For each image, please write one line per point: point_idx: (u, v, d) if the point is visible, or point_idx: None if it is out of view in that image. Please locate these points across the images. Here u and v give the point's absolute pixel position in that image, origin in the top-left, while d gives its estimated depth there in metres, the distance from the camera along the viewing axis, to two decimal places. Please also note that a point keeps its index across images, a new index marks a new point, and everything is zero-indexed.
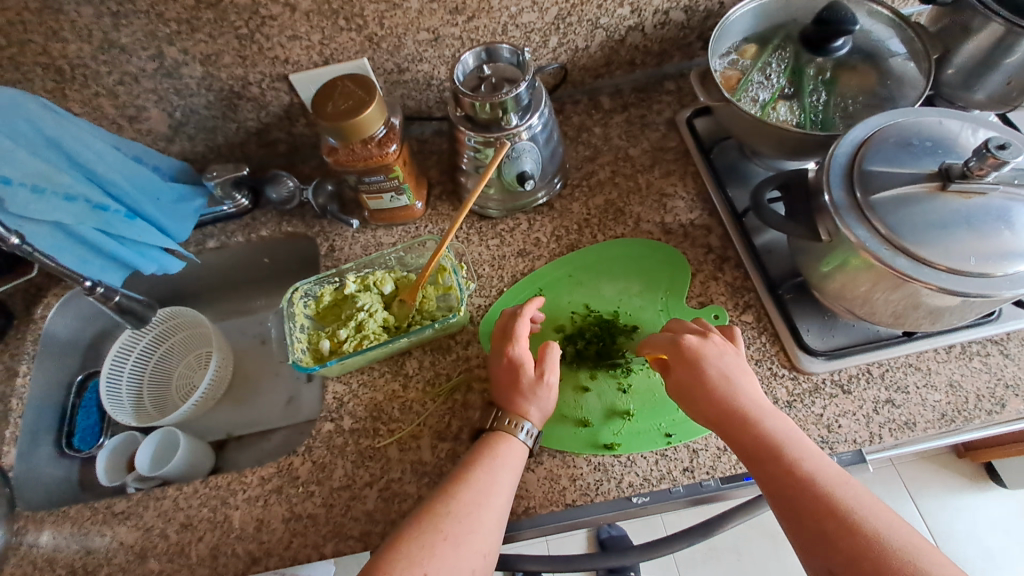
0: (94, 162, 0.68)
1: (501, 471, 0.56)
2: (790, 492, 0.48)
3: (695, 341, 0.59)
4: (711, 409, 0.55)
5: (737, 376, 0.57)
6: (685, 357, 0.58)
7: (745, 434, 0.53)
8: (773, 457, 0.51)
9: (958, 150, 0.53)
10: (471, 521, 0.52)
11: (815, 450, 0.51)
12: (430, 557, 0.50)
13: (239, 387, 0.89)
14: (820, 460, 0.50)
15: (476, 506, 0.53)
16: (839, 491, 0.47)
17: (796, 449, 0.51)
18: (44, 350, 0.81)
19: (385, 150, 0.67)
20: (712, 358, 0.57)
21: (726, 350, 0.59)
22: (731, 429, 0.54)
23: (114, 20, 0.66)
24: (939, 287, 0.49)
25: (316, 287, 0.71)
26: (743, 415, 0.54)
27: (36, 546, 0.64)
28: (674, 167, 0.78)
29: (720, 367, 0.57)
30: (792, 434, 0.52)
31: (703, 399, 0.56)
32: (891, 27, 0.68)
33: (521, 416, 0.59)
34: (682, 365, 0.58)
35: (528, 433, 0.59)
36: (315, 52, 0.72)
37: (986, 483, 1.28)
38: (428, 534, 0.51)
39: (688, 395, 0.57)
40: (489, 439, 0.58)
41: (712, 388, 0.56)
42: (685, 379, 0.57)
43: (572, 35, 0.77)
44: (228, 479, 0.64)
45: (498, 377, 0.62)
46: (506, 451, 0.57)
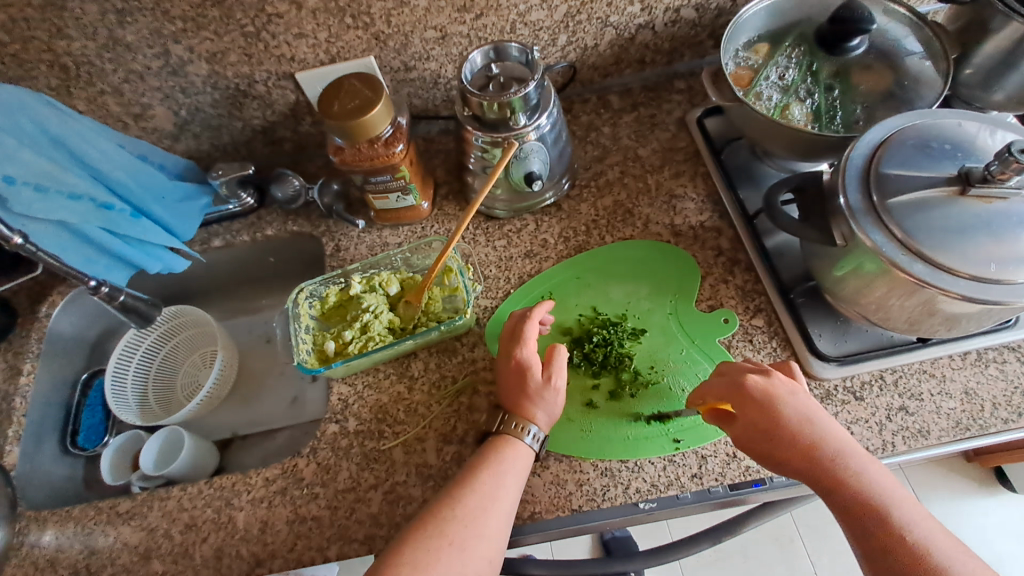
0: (98, 160, 0.68)
1: (508, 475, 0.55)
2: (873, 536, 0.49)
3: (762, 382, 0.55)
4: (789, 457, 0.52)
5: (811, 415, 0.54)
6: (754, 400, 0.54)
7: (827, 479, 0.51)
8: (864, 512, 0.49)
9: (978, 152, 0.52)
10: (478, 526, 0.52)
11: (898, 490, 0.51)
12: (435, 562, 0.49)
13: (244, 387, 0.89)
14: (896, 494, 0.50)
15: (484, 510, 0.52)
16: (917, 532, 0.48)
17: (879, 491, 0.50)
18: (49, 348, 0.81)
19: (392, 150, 0.66)
20: (787, 399, 0.54)
21: (797, 390, 0.55)
22: (811, 476, 0.52)
23: (119, 18, 0.66)
24: (957, 294, 0.48)
25: (321, 287, 0.70)
26: (820, 460, 0.52)
27: (40, 545, 0.64)
28: (684, 167, 0.77)
29: (794, 408, 0.54)
30: (871, 471, 0.51)
31: (781, 448, 0.53)
32: (908, 25, 0.67)
33: (527, 420, 0.58)
34: (754, 409, 0.54)
35: (534, 437, 0.58)
36: (322, 50, 0.72)
37: (996, 488, 1.26)
38: (435, 539, 0.50)
39: (765, 441, 0.54)
40: (494, 442, 0.58)
41: (787, 434, 0.53)
42: (760, 424, 0.54)
43: (582, 34, 0.75)
44: (232, 480, 0.64)
45: (504, 381, 0.61)
46: (512, 455, 0.57)
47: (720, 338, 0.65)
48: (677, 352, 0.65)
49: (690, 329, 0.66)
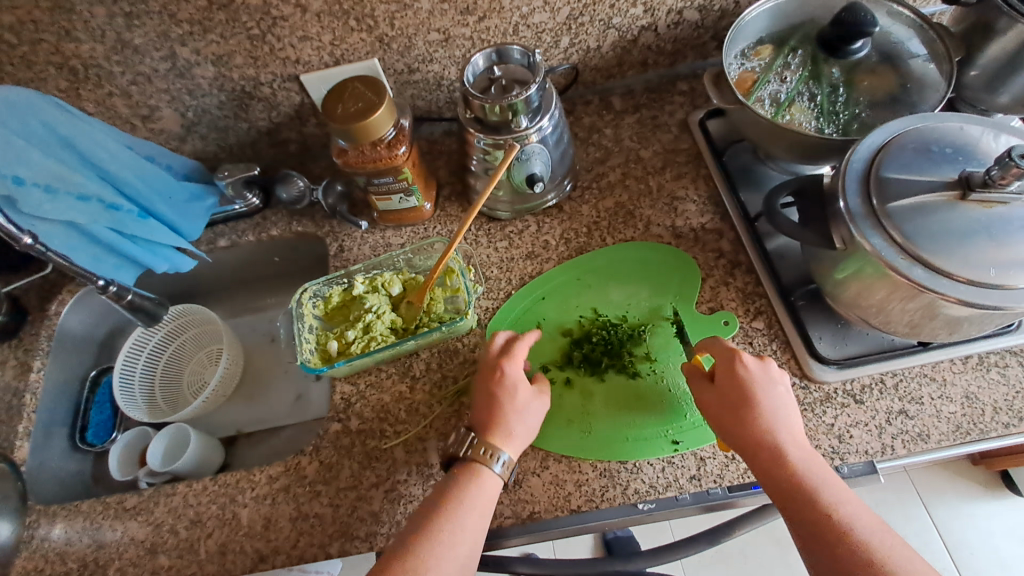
0: (106, 161, 0.69)
1: (484, 487, 0.55)
2: (808, 519, 0.50)
3: (753, 364, 0.57)
4: (750, 433, 0.54)
5: (781, 402, 0.56)
6: (736, 377, 0.56)
7: (778, 462, 0.53)
8: (810, 495, 0.51)
9: (979, 156, 0.52)
10: (454, 536, 0.52)
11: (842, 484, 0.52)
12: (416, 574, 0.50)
13: (249, 385, 0.90)
14: (838, 488, 0.51)
15: (460, 519, 0.53)
16: (857, 523, 0.49)
17: (823, 480, 0.52)
18: (58, 346, 0.82)
19: (395, 152, 0.67)
20: (765, 384, 0.56)
21: (778, 379, 0.57)
22: (758, 457, 0.53)
23: (127, 21, 0.67)
24: (956, 298, 0.48)
25: (324, 287, 0.71)
26: (771, 443, 0.54)
27: (49, 539, 0.65)
28: (685, 169, 0.77)
29: (771, 394, 0.56)
30: (817, 463, 0.53)
31: (742, 424, 0.55)
32: (912, 27, 0.67)
33: (497, 445, 0.57)
34: (733, 384, 0.56)
35: (503, 464, 0.56)
36: (326, 52, 0.72)
37: (1002, 492, 1.25)
38: (413, 554, 0.51)
39: (728, 414, 0.55)
40: (464, 467, 0.56)
41: (755, 413, 0.55)
42: (732, 398, 0.56)
43: (584, 35, 0.76)
44: (236, 477, 0.65)
45: (478, 403, 0.60)
46: (482, 480, 0.56)
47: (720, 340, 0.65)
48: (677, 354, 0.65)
49: (691, 331, 0.66)
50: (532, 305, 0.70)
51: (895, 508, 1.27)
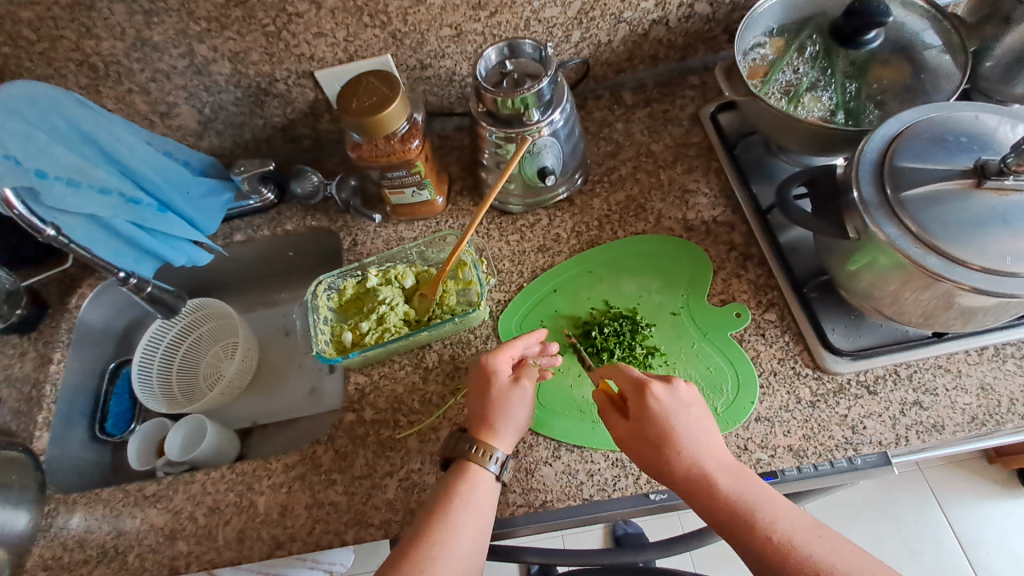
0: (126, 156, 0.70)
1: (474, 490, 0.55)
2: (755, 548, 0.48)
3: (661, 391, 0.55)
4: (674, 467, 0.53)
5: (696, 428, 0.54)
6: (648, 406, 0.54)
7: (706, 495, 0.51)
8: (745, 522, 0.49)
9: (995, 145, 0.51)
10: (449, 546, 0.51)
11: (771, 496, 0.51)
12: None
13: (264, 378, 0.91)
14: (775, 503, 0.50)
15: (456, 530, 0.52)
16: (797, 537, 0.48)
17: (749, 500, 0.50)
18: (79, 338, 0.84)
19: (408, 145, 0.67)
20: (675, 412, 0.54)
21: (676, 403, 0.55)
22: (696, 489, 0.52)
23: (146, 18, 0.68)
24: (971, 286, 0.48)
25: (339, 280, 0.72)
26: (698, 473, 0.52)
27: (69, 526, 0.66)
28: (697, 163, 0.77)
29: (684, 421, 0.54)
30: (746, 481, 0.52)
31: (665, 458, 0.53)
32: (926, 18, 0.66)
33: (491, 445, 0.57)
34: (644, 416, 0.55)
35: (497, 462, 0.57)
36: (340, 49, 0.73)
37: (1018, 491, 1.24)
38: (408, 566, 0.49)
39: (648, 449, 0.54)
40: (457, 470, 0.56)
41: (675, 444, 0.53)
42: (648, 433, 0.54)
43: (595, 30, 0.76)
44: (253, 466, 0.66)
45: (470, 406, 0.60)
46: (474, 482, 0.55)
47: (732, 332, 0.65)
48: (689, 346, 0.65)
49: (702, 323, 0.66)
50: (543, 298, 0.70)
51: (909, 506, 1.26)
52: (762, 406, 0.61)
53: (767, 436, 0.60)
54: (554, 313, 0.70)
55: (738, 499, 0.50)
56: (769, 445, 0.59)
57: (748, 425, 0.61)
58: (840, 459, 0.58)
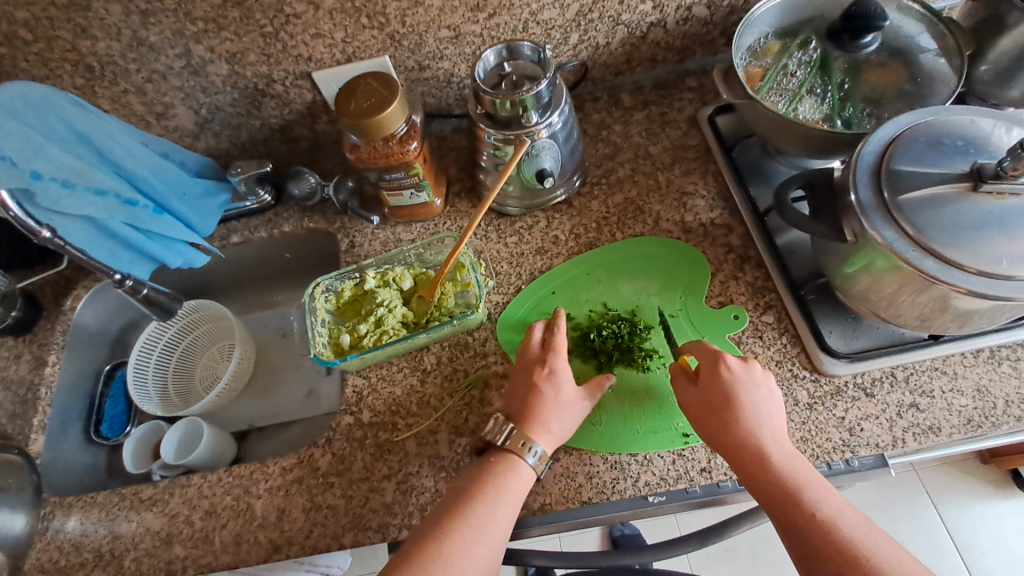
0: (122, 157, 0.70)
1: (505, 482, 0.56)
2: (798, 521, 0.50)
3: (738, 367, 0.58)
4: (733, 434, 0.55)
5: (766, 403, 0.56)
6: (722, 377, 0.57)
7: (758, 464, 0.53)
8: (792, 496, 0.51)
9: (991, 149, 0.52)
10: (484, 524, 0.53)
11: (822, 482, 0.52)
12: (449, 565, 0.50)
13: (261, 380, 0.91)
14: (820, 484, 0.52)
15: (492, 505, 0.54)
16: (840, 519, 0.50)
17: (800, 478, 0.52)
18: (73, 340, 0.83)
19: (406, 147, 0.67)
20: (747, 385, 0.57)
21: (758, 380, 0.57)
22: (746, 456, 0.54)
23: (142, 19, 0.68)
24: (968, 290, 0.48)
25: (337, 282, 0.72)
26: (755, 445, 0.54)
27: (66, 529, 0.66)
28: (694, 165, 0.77)
29: (756, 396, 0.56)
30: (798, 460, 0.54)
31: (724, 425, 0.55)
32: (922, 22, 0.67)
33: (530, 437, 0.57)
34: (716, 386, 0.57)
35: (535, 455, 0.57)
36: (338, 50, 0.73)
37: (1012, 491, 1.25)
38: (447, 542, 0.51)
39: (707, 414, 0.56)
40: (493, 460, 0.57)
41: (740, 413, 0.55)
42: (714, 400, 0.56)
43: (593, 32, 0.76)
44: (250, 469, 0.66)
45: (512, 397, 0.61)
46: (508, 472, 0.56)
47: (730, 334, 0.65)
48: None
49: (700, 325, 0.66)
50: (541, 301, 0.70)
51: (905, 506, 1.26)
52: None
53: None
54: (552, 315, 0.69)
55: (785, 470, 0.53)
56: None
57: None
58: (838, 461, 0.59)
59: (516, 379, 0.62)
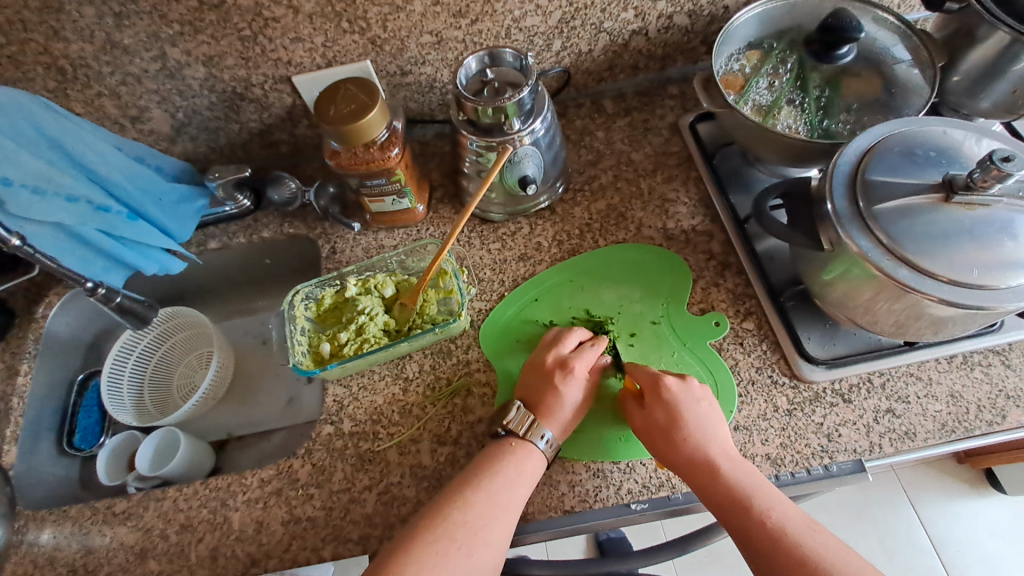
0: (95, 162, 0.68)
1: (520, 468, 0.57)
2: (752, 533, 0.51)
3: (676, 384, 0.58)
4: (680, 451, 0.56)
5: (707, 418, 0.57)
6: (663, 395, 0.58)
7: (707, 480, 0.54)
8: (742, 508, 0.52)
9: (962, 159, 0.53)
10: (506, 497, 0.55)
11: (771, 491, 0.53)
12: (474, 534, 0.52)
13: (240, 388, 0.89)
14: (769, 491, 0.53)
15: (512, 480, 0.56)
16: (791, 525, 0.50)
17: (748, 489, 0.53)
18: (45, 349, 0.81)
19: (387, 154, 0.67)
20: (687, 402, 0.58)
21: (695, 396, 0.58)
22: (696, 471, 0.55)
23: (116, 21, 0.66)
24: (940, 299, 0.49)
25: (317, 289, 0.71)
26: (701, 461, 0.55)
27: (38, 544, 0.64)
28: (676, 172, 0.78)
29: (697, 412, 0.57)
30: (745, 469, 0.55)
31: (672, 441, 0.56)
32: (897, 33, 0.68)
33: (543, 425, 0.59)
34: (658, 405, 0.58)
35: (549, 443, 0.59)
36: (318, 54, 0.72)
37: (986, 489, 1.28)
38: (472, 512, 0.53)
39: (654, 434, 0.57)
40: (508, 442, 0.58)
41: (683, 431, 0.56)
42: (656, 419, 0.57)
43: (576, 39, 0.76)
44: (227, 481, 0.64)
45: (530, 385, 0.62)
46: (523, 458, 0.58)
47: (711, 341, 0.66)
48: (669, 355, 0.65)
49: (682, 332, 0.67)
50: (524, 308, 0.70)
51: (884, 506, 1.28)
52: (740, 415, 0.62)
53: (745, 445, 0.61)
54: (534, 323, 0.69)
55: (733, 483, 0.53)
56: (747, 454, 0.60)
57: None
58: (816, 467, 0.59)
59: (537, 371, 0.63)
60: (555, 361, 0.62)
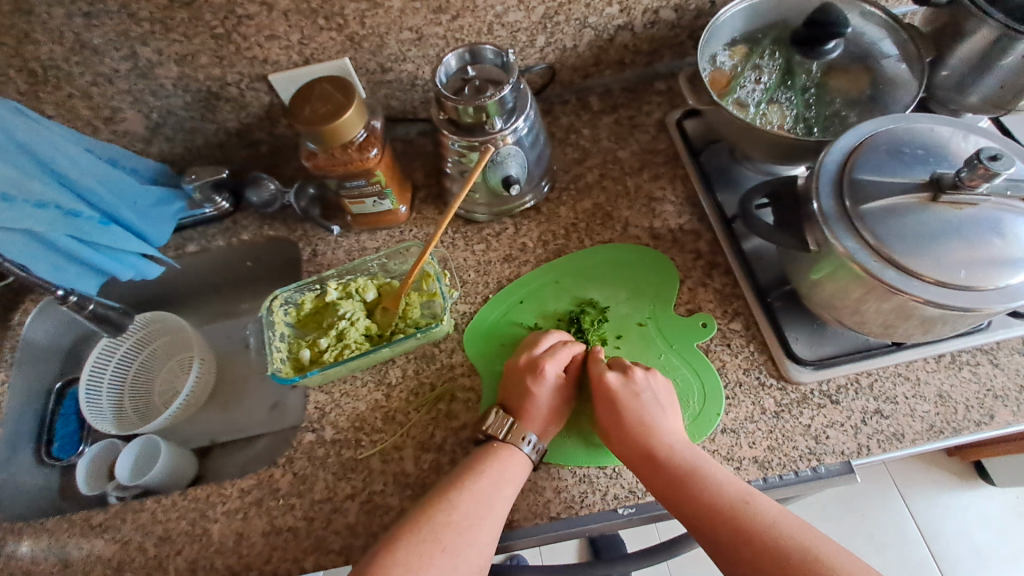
0: (66, 166, 0.66)
1: (507, 470, 0.56)
2: (691, 510, 0.51)
3: (616, 380, 0.59)
4: (624, 443, 0.56)
5: (651, 409, 0.57)
6: (603, 393, 0.58)
7: (645, 466, 0.55)
8: (682, 487, 0.52)
9: (950, 157, 0.52)
10: (491, 497, 0.54)
11: (715, 470, 0.53)
12: (459, 535, 0.52)
13: (223, 394, 0.88)
14: (712, 466, 0.53)
15: (497, 480, 0.55)
16: (727, 500, 0.50)
17: (688, 469, 0.53)
18: (21, 358, 0.79)
19: (366, 155, 0.65)
20: (627, 396, 0.57)
21: (641, 388, 0.58)
22: (645, 467, 0.55)
23: (85, 21, 0.64)
24: (928, 300, 0.48)
25: (297, 294, 0.69)
26: (642, 446, 0.55)
27: (13, 558, 0.63)
28: (663, 170, 0.77)
29: (638, 403, 0.57)
30: (692, 454, 0.54)
31: (618, 439, 0.57)
32: (884, 27, 0.67)
33: (526, 428, 0.58)
34: (602, 400, 0.59)
35: (533, 447, 0.58)
36: (295, 52, 0.70)
37: (976, 481, 1.28)
38: (457, 513, 0.53)
39: (605, 432, 0.58)
40: (491, 447, 0.58)
41: (625, 424, 0.56)
42: (603, 417, 0.58)
43: (560, 35, 0.75)
44: (207, 491, 0.63)
45: (509, 389, 0.61)
46: (509, 461, 0.57)
47: (698, 342, 0.65)
48: (656, 357, 0.64)
49: (669, 334, 0.66)
50: (508, 312, 0.69)
51: (875, 499, 1.29)
52: (728, 417, 0.61)
53: (733, 448, 0.60)
54: (519, 325, 0.68)
55: (673, 463, 0.54)
56: (735, 457, 0.59)
57: (715, 437, 0.60)
58: (805, 469, 0.59)
59: (512, 375, 0.61)
60: (530, 361, 0.61)
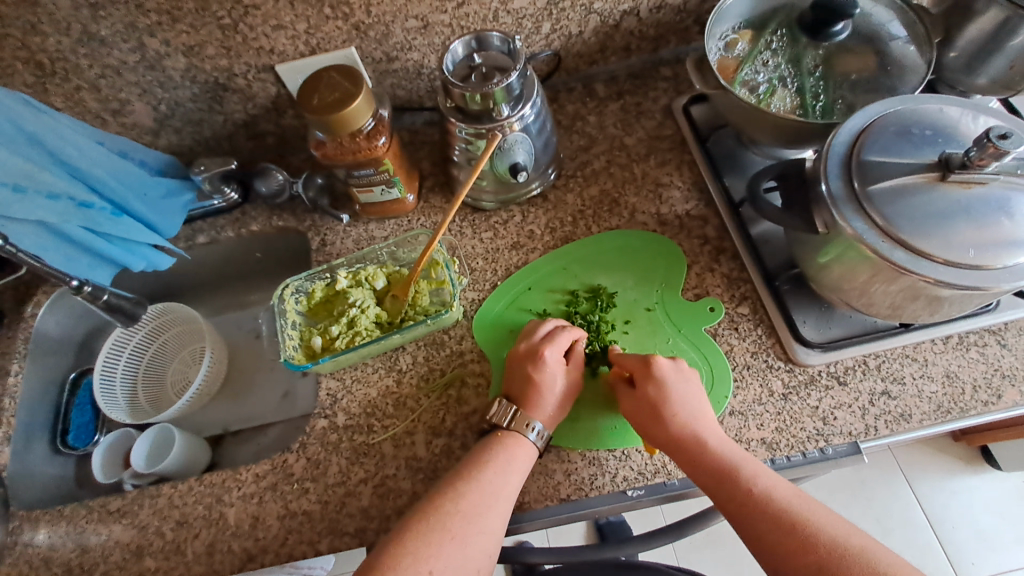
0: (75, 157, 0.66)
1: (513, 457, 0.57)
2: (739, 507, 0.51)
3: (666, 367, 0.58)
4: (670, 436, 0.55)
5: (695, 402, 0.57)
6: (651, 381, 0.57)
7: (692, 460, 0.54)
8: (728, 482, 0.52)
9: (958, 138, 0.52)
10: (499, 485, 0.55)
11: (763, 468, 0.53)
12: (468, 523, 0.52)
13: (234, 383, 0.89)
14: (756, 464, 0.54)
15: (505, 468, 0.56)
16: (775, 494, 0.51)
17: (737, 461, 0.53)
18: (36, 349, 0.80)
19: (374, 143, 0.65)
20: (676, 387, 0.57)
21: (685, 382, 0.58)
22: (689, 459, 0.55)
23: (92, 12, 0.64)
24: (937, 280, 0.48)
25: (307, 282, 0.70)
26: (689, 442, 0.55)
27: (34, 544, 0.64)
28: (669, 156, 0.77)
29: (684, 397, 0.57)
30: (735, 448, 0.55)
31: (664, 431, 0.56)
32: (892, 9, 0.66)
33: (530, 416, 0.59)
34: (647, 388, 0.57)
35: (538, 434, 0.58)
36: (301, 42, 0.70)
37: (982, 466, 1.29)
38: (465, 501, 0.53)
39: (646, 419, 0.57)
40: (496, 435, 0.58)
41: (671, 416, 0.56)
42: (648, 404, 0.57)
43: (566, 21, 0.75)
44: (222, 477, 0.64)
45: (512, 378, 0.61)
46: (513, 449, 0.57)
47: (706, 327, 0.65)
48: (664, 342, 0.65)
49: (677, 318, 0.66)
50: (515, 299, 0.69)
51: (880, 485, 1.29)
52: (736, 400, 0.62)
53: (740, 430, 0.60)
54: (528, 312, 0.69)
55: (720, 456, 0.54)
56: (743, 439, 0.60)
57: (723, 420, 0.61)
58: (812, 450, 0.59)
59: (514, 364, 0.62)
60: (530, 348, 0.62)
